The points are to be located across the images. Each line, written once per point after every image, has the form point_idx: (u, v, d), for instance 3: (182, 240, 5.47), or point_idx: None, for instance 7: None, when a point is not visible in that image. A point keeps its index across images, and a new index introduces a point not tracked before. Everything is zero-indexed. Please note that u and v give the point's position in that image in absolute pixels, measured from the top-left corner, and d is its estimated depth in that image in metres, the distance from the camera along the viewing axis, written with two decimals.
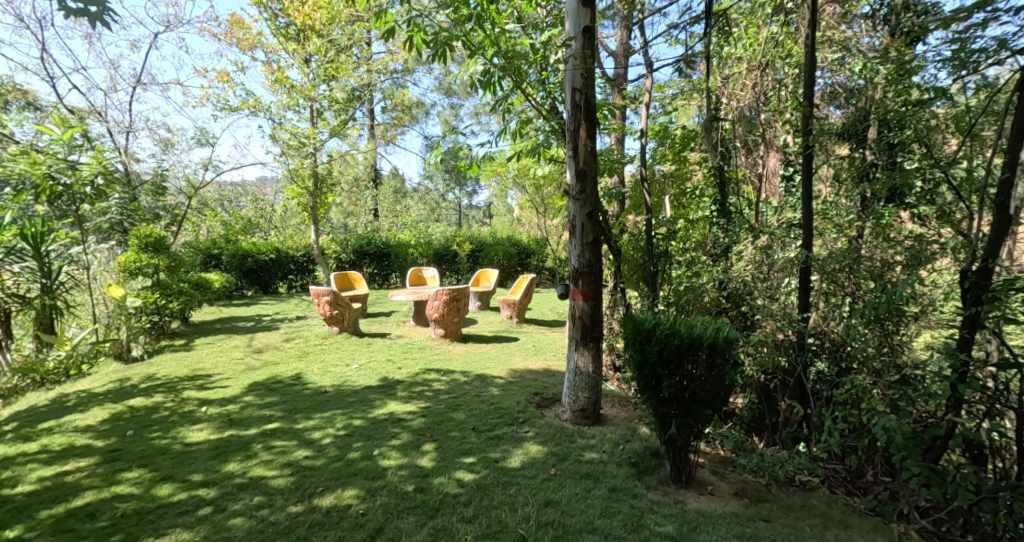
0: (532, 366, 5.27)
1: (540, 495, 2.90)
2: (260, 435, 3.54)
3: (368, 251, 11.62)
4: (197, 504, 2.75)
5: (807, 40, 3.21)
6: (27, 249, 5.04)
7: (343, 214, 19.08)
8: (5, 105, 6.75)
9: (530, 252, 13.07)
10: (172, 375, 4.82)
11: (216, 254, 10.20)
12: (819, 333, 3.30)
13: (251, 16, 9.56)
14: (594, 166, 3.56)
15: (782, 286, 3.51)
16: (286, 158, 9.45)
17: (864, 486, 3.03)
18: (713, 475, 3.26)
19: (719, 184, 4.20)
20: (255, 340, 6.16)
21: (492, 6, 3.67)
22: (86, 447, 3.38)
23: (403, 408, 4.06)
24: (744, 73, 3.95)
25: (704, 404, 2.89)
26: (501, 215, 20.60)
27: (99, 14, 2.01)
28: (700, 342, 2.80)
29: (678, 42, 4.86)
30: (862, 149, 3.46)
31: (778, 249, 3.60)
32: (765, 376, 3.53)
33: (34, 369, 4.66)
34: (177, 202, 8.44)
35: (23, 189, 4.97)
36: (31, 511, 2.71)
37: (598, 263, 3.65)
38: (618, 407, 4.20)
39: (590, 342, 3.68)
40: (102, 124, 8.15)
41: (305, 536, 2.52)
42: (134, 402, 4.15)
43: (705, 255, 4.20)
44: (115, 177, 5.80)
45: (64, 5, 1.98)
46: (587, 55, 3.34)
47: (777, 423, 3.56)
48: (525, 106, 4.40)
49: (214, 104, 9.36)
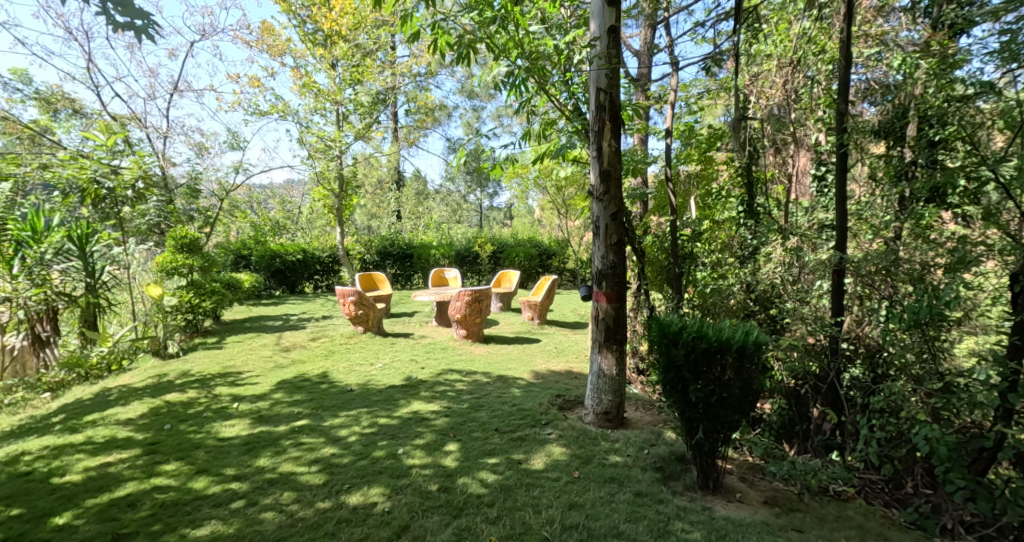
0: (554, 368, 5.27)
1: (564, 497, 2.89)
2: (288, 432, 3.63)
3: (391, 252, 11.80)
4: (231, 497, 2.84)
5: (842, 33, 3.13)
6: (73, 250, 5.22)
7: (367, 216, 19.40)
8: (54, 113, 7.15)
9: (551, 253, 13.06)
10: (206, 372, 4.99)
11: (246, 254, 10.51)
12: (853, 338, 3.21)
13: (280, 23, 9.83)
14: (619, 167, 3.53)
15: (813, 288, 3.41)
16: (313, 161, 9.68)
17: (904, 498, 2.92)
18: (741, 482, 3.18)
19: (747, 184, 4.13)
20: (283, 339, 6.31)
21: (517, 9, 3.69)
22: (127, 440, 3.53)
23: (426, 407, 4.10)
24: (775, 70, 3.89)
25: (732, 409, 2.82)
26: (521, 216, 20.61)
27: (146, 27, 2.19)
28: (728, 346, 2.73)
29: (705, 41, 4.76)
30: (900, 146, 3.37)
31: (810, 250, 3.52)
32: (795, 381, 3.44)
33: (79, 364, 4.89)
34: (210, 204, 8.73)
35: (70, 192, 5.31)
36: (78, 499, 2.84)
37: (622, 265, 3.61)
38: (642, 411, 4.14)
39: (614, 344, 3.64)
40: (141, 129, 8.50)
41: (333, 532, 2.57)
42: (170, 397, 4.31)
43: (732, 258, 4.09)
44: (153, 180, 6.06)
45: (113, 20, 2.16)
46: (612, 55, 3.32)
47: (808, 430, 3.45)
48: (549, 107, 4.40)
49: (245, 109, 9.65)
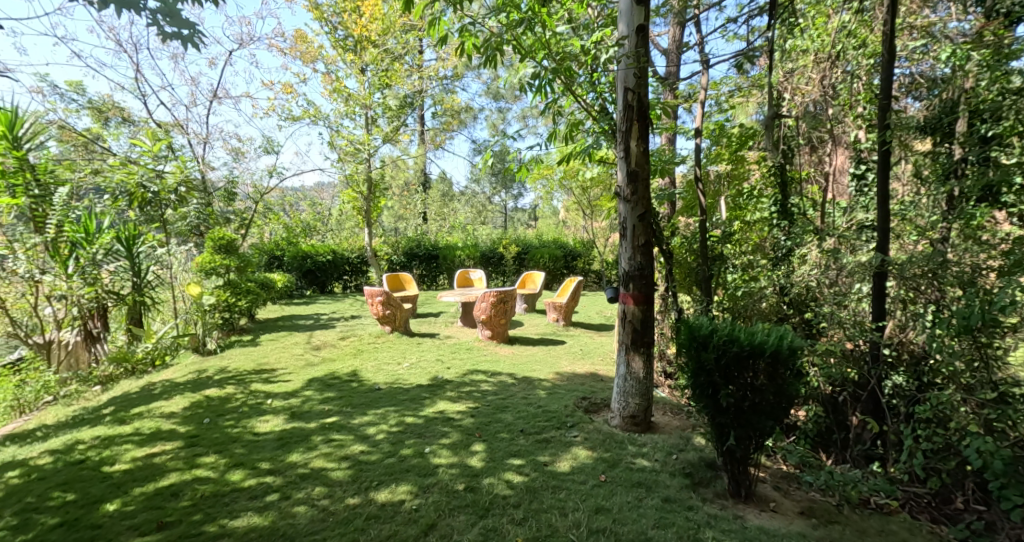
0: (579, 370, 5.23)
1: (590, 501, 2.87)
2: (319, 428, 3.73)
3: (417, 253, 11.97)
4: (266, 491, 2.93)
5: (886, 26, 3.00)
6: (121, 251, 5.50)
7: (394, 218, 19.71)
8: (105, 121, 7.58)
9: (576, 255, 12.98)
10: (242, 369, 5.17)
11: (279, 255, 10.84)
12: (896, 344, 3.07)
13: (313, 30, 10.09)
14: (647, 167, 3.48)
15: (851, 291, 3.27)
16: (343, 164, 9.90)
17: (954, 514, 2.81)
18: (775, 491, 3.08)
19: (780, 184, 3.98)
20: (314, 338, 6.48)
21: (544, 10, 3.68)
22: (171, 432, 3.70)
23: (452, 407, 4.13)
24: (812, 66, 3.76)
25: (765, 415, 2.73)
26: (547, 218, 20.55)
27: (190, 37, 2.44)
28: (761, 350, 2.65)
29: (736, 38, 4.64)
30: (948, 142, 3.16)
31: (848, 252, 3.43)
32: (832, 388, 3.29)
33: (126, 359, 5.15)
34: (245, 207, 9.05)
35: (119, 195, 5.66)
36: (126, 487, 2.99)
37: (650, 267, 3.56)
38: (670, 415, 4.07)
39: (641, 346, 3.59)
40: (183, 136, 8.90)
41: (362, 528, 2.62)
42: (210, 393, 4.49)
43: (765, 259, 3.94)
44: (194, 184, 6.35)
45: (162, 30, 2.42)
46: (640, 55, 3.28)
47: (847, 439, 3.31)
48: (575, 108, 4.38)
49: (279, 115, 9.97)
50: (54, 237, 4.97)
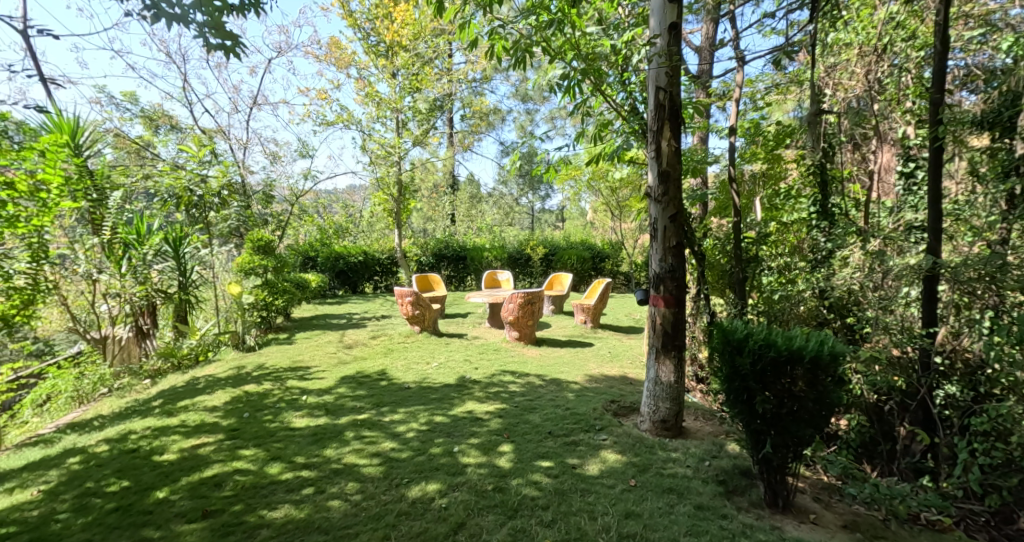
0: (608, 373, 5.17)
1: (620, 505, 2.83)
2: (351, 425, 3.82)
3: (446, 254, 12.11)
4: (301, 484, 3.03)
5: (938, 16, 2.84)
6: (168, 251, 5.80)
7: (424, 219, 19.97)
8: (155, 129, 8.01)
9: (604, 256, 12.80)
10: (278, 366, 5.36)
11: (313, 256, 11.17)
12: (949, 351, 2.91)
13: (347, 37, 10.34)
14: (678, 167, 3.40)
15: (899, 296, 3.09)
16: (375, 167, 10.13)
17: (1015, 534, 2.65)
18: (816, 503, 2.96)
19: (820, 183, 3.80)
20: (346, 337, 6.64)
21: (573, 10, 3.65)
22: (214, 425, 3.87)
23: (480, 407, 4.16)
24: (856, 60, 3.64)
25: (804, 424, 2.63)
26: (575, 219, 20.45)
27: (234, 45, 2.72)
28: (800, 356, 2.55)
29: (773, 33, 4.47)
30: (1009, 137, 2.94)
31: (896, 255, 3.24)
32: (877, 397, 3.13)
33: (173, 354, 5.43)
34: (282, 209, 9.38)
35: (167, 199, 5.97)
36: (174, 476, 3.14)
37: (681, 269, 3.48)
38: (702, 421, 3.97)
39: (672, 350, 3.52)
40: (225, 141, 9.30)
41: (393, 524, 2.67)
42: (248, 388, 4.67)
43: (803, 262, 3.84)
44: (234, 188, 6.63)
45: (208, 42, 2.71)
46: (672, 53, 3.22)
47: (893, 451, 3.14)
48: (605, 108, 4.34)
49: (314, 120, 10.28)
50: (110, 238, 5.22)
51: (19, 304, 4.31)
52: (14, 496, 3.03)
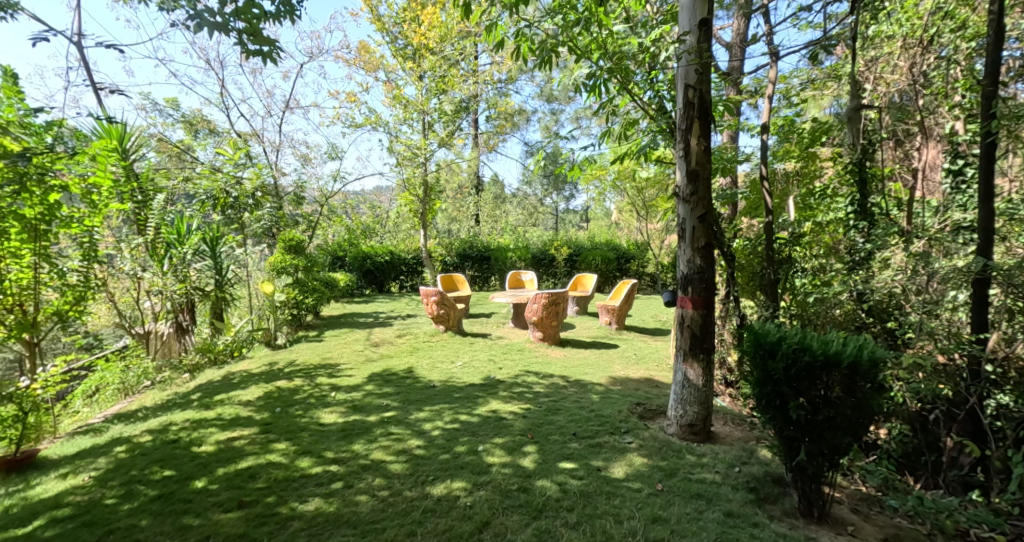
0: (633, 375, 5.11)
1: (646, 509, 2.78)
2: (378, 422, 3.87)
3: (470, 255, 12.17)
4: (331, 478, 3.08)
5: (993, 5, 2.68)
6: (206, 250, 5.95)
7: (449, 220, 20.11)
8: (194, 132, 8.30)
9: (630, 257, 12.58)
10: (309, 362, 5.47)
11: (341, 255, 11.38)
12: (1001, 359, 2.76)
13: (375, 40, 10.50)
14: (708, 166, 3.32)
15: (945, 300, 2.94)
16: (401, 168, 10.25)
17: None
18: (854, 514, 2.84)
19: (859, 182, 3.66)
20: (373, 335, 6.74)
21: (601, 9, 3.63)
22: (247, 419, 3.98)
23: (504, 407, 4.16)
24: (899, 53, 3.45)
25: (841, 431, 2.52)
26: (599, 219, 20.27)
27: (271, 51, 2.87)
28: (837, 360, 2.45)
29: (809, 26, 4.34)
30: None
31: (941, 256, 3.12)
32: (922, 405, 2.98)
33: (209, 350, 5.63)
34: (312, 209, 9.60)
35: (206, 199, 6.25)
36: (211, 467, 3.24)
37: (711, 270, 3.40)
38: (732, 425, 3.87)
39: (700, 352, 3.44)
40: (259, 144, 9.56)
41: (419, 520, 2.68)
42: (280, 384, 4.79)
43: (839, 263, 3.68)
44: (267, 190, 6.82)
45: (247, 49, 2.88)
46: (703, 50, 3.14)
47: (938, 462, 2.99)
48: (632, 107, 4.29)
49: (344, 123, 10.47)
50: (154, 238, 5.41)
51: (71, 301, 4.29)
52: (67, 481, 3.17)
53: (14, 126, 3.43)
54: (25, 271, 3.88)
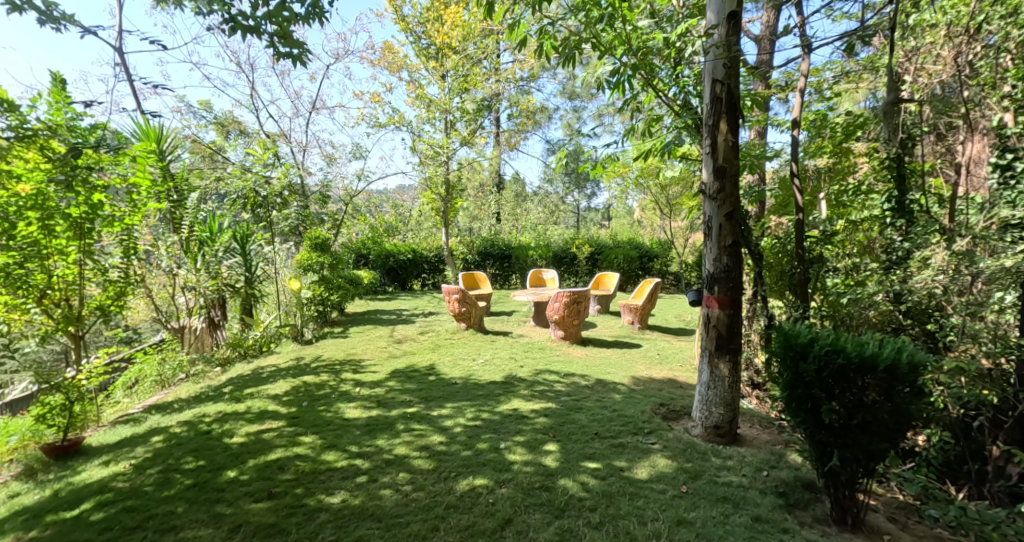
0: (657, 375, 5.03)
1: (671, 511, 2.73)
2: (401, 418, 3.90)
3: (491, 253, 12.19)
4: (356, 472, 3.11)
5: None
6: (235, 247, 6.04)
7: (470, 218, 20.16)
8: (224, 133, 8.51)
9: (653, 256, 12.38)
10: (334, 358, 5.56)
11: (365, 253, 11.52)
12: None
13: (399, 40, 10.57)
14: (735, 163, 3.24)
15: (990, 300, 2.84)
16: (424, 167, 10.30)
17: None
18: (890, 523, 2.74)
19: (897, 177, 3.53)
20: (396, 332, 6.80)
21: (625, 4, 3.57)
22: (275, 412, 4.05)
23: (526, 405, 4.14)
24: (942, 43, 3.30)
25: (877, 436, 2.43)
26: (622, 218, 20.05)
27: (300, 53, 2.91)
28: (873, 363, 2.36)
29: (844, 17, 4.21)
30: None
31: (986, 256, 2.98)
32: (964, 412, 2.86)
33: (240, 344, 5.78)
34: (337, 208, 9.74)
35: (236, 199, 6.40)
36: (242, 457, 3.31)
37: (738, 268, 3.31)
38: (759, 428, 3.77)
39: (727, 352, 3.36)
40: (286, 145, 9.74)
41: (442, 516, 2.69)
42: (307, 378, 4.87)
43: (875, 263, 3.55)
44: (294, 189, 6.93)
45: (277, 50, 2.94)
46: (731, 43, 3.05)
47: (983, 472, 2.86)
48: (656, 103, 4.22)
49: (368, 122, 10.57)
50: (187, 236, 5.59)
51: (113, 295, 4.35)
52: (108, 468, 3.28)
53: (63, 128, 3.58)
54: (71, 267, 3.97)
